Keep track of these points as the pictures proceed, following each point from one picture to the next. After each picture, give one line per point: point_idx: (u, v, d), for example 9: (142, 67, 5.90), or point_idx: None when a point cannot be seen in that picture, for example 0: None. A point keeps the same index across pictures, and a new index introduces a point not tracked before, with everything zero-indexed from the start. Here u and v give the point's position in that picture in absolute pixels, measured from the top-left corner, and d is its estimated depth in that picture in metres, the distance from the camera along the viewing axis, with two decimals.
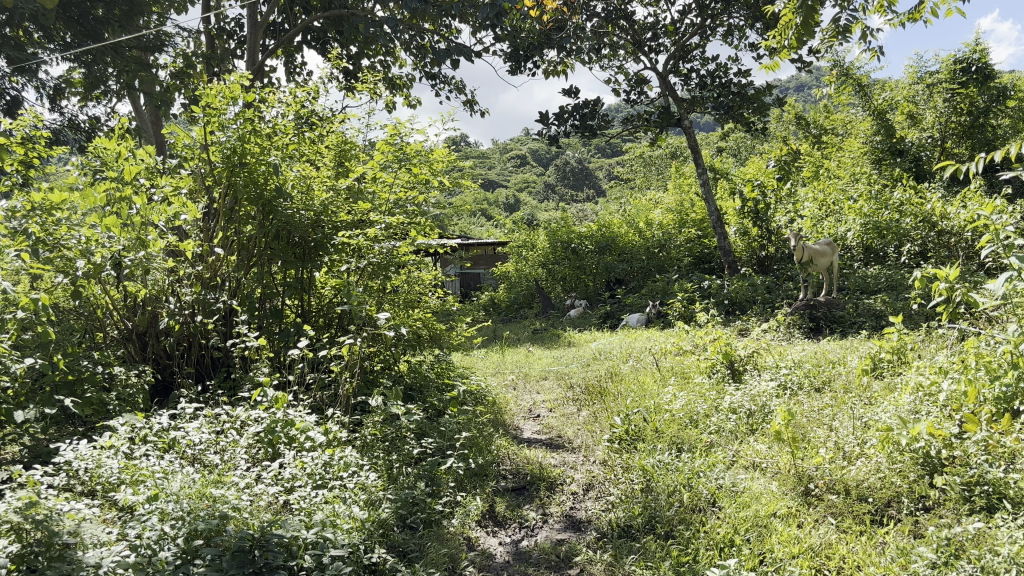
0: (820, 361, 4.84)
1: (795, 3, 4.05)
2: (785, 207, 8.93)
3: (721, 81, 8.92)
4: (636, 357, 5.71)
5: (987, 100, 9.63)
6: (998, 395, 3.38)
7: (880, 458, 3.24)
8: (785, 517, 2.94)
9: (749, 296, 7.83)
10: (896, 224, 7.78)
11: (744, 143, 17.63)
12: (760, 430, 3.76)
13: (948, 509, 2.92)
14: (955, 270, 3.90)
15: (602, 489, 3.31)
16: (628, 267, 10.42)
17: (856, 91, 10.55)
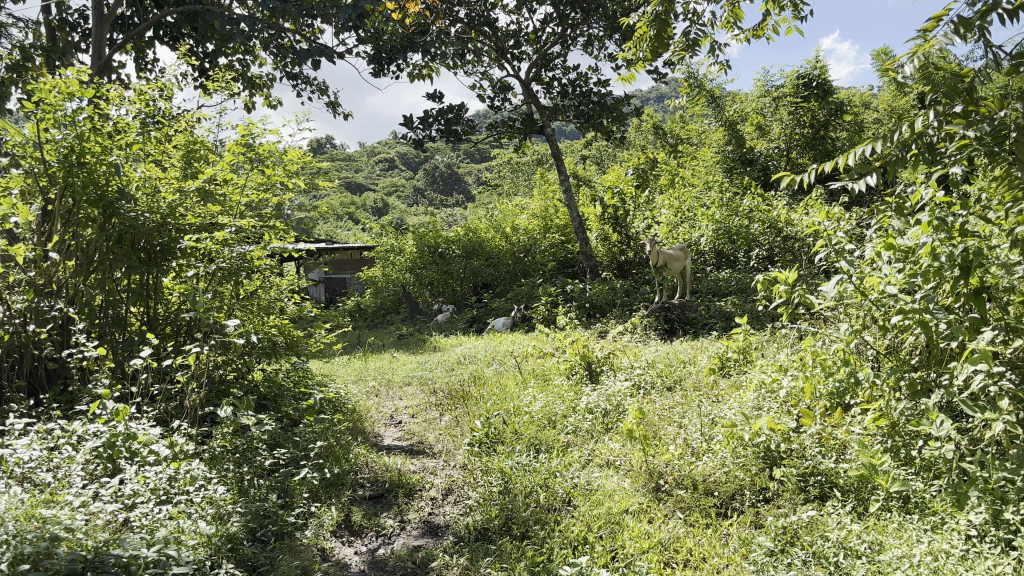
0: (672, 361, 5.03)
1: (648, 17, 4.20)
2: (642, 213, 9.22)
3: (582, 90, 9.13)
4: (499, 361, 5.75)
5: (827, 114, 10.25)
6: (831, 391, 3.69)
7: (725, 454, 3.41)
8: (636, 513, 3.04)
9: (610, 299, 8.03)
10: (744, 230, 8.28)
11: (606, 151, 18.14)
12: (615, 428, 3.89)
13: (786, 500, 3.10)
14: (793, 274, 4.13)
15: (461, 494, 3.31)
16: (494, 272, 10.52)
17: (709, 102, 11.03)
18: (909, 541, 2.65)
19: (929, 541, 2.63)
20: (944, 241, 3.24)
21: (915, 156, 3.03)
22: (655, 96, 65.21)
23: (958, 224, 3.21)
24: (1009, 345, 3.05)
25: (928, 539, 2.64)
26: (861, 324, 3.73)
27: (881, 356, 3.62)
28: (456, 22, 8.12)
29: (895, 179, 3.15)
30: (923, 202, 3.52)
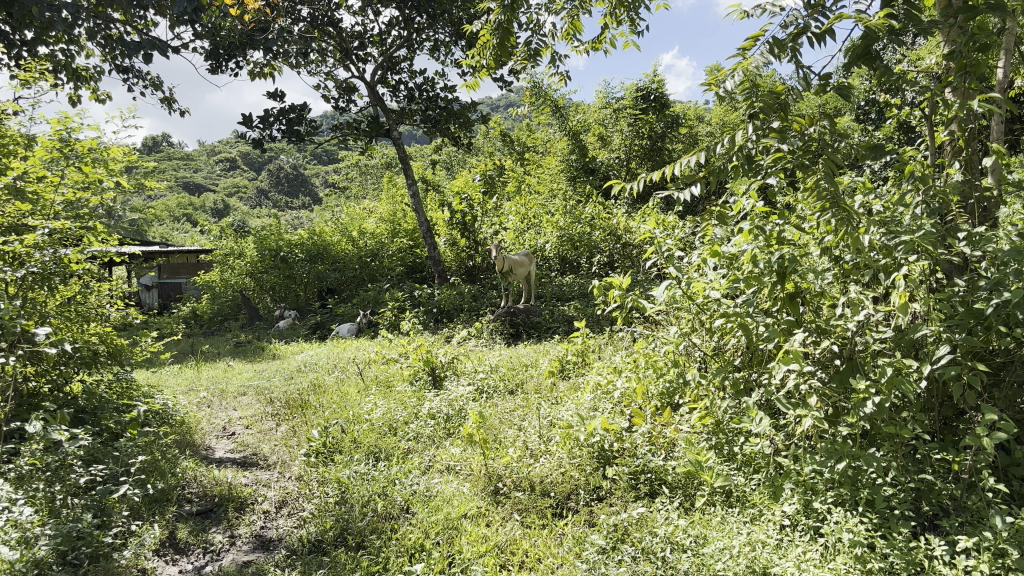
0: (514, 364, 5.09)
1: (490, 25, 4.25)
2: (489, 219, 9.31)
3: (428, 95, 9.11)
4: (341, 367, 5.63)
5: (664, 126, 10.80)
6: (662, 391, 3.90)
7: (562, 455, 3.50)
8: (474, 518, 3.05)
9: (457, 304, 8.05)
10: (587, 237, 8.57)
11: (455, 157, 18.27)
12: (456, 433, 3.91)
13: (618, 498, 3.20)
14: (627, 279, 4.27)
15: (295, 506, 3.23)
16: (340, 276, 10.33)
17: (553, 111, 11.31)
18: (730, 533, 2.80)
19: (748, 532, 2.80)
20: (763, 248, 3.46)
21: (736, 167, 3.26)
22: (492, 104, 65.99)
23: (775, 232, 3.44)
24: (818, 345, 3.30)
25: (747, 531, 2.80)
26: (690, 327, 3.91)
27: (709, 358, 3.81)
28: (298, 20, 7.91)
29: (719, 189, 3.34)
30: (743, 211, 3.74)
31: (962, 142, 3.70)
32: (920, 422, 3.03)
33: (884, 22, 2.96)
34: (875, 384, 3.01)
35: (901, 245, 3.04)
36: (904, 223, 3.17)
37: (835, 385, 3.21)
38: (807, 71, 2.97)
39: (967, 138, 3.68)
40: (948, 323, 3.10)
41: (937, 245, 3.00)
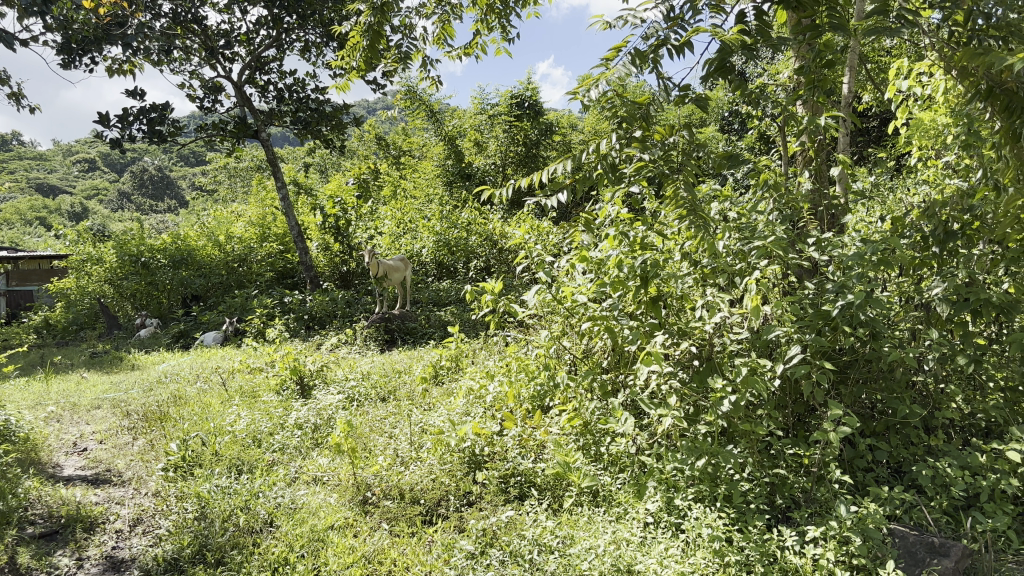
0: (386, 371, 5.03)
1: (360, 26, 4.19)
2: (364, 224, 9.17)
3: (299, 96, 8.90)
4: (204, 378, 5.41)
5: (538, 134, 10.98)
6: (533, 394, 3.94)
7: (433, 460, 3.47)
8: (341, 529, 2.99)
9: (329, 310, 7.87)
10: (463, 242, 8.59)
11: (329, 160, 17.99)
12: (324, 443, 3.84)
13: (488, 502, 3.21)
14: (499, 284, 4.28)
15: (150, 524, 3.08)
16: (205, 282, 9.87)
17: (428, 116, 11.27)
18: (596, 533, 2.85)
19: (613, 531, 2.86)
20: (628, 253, 3.56)
21: (600, 175, 3.35)
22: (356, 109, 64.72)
23: (639, 238, 3.55)
24: (679, 346, 3.43)
25: (612, 529, 2.86)
26: (559, 331, 3.97)
27: (579, 361, 3.88)
28: (159, 16, 7.57)
29: (584, 195, 3.42)
30: (609, 217, 3.84)
31: (811, 153, 3.93)
32: (773, 419, 3.19)
33: (736, 38, 3.12)
34: (731, 383, 3.15)
35: (755, 250, 3.20)
36: (757, 229, 3.34)
37: (695, 385, 3.34)
38: (667, 82, 3.09)
39: (815, 150, 3.90)
40: (798, 324, 3.27)
41: (786, 250, 3.18)
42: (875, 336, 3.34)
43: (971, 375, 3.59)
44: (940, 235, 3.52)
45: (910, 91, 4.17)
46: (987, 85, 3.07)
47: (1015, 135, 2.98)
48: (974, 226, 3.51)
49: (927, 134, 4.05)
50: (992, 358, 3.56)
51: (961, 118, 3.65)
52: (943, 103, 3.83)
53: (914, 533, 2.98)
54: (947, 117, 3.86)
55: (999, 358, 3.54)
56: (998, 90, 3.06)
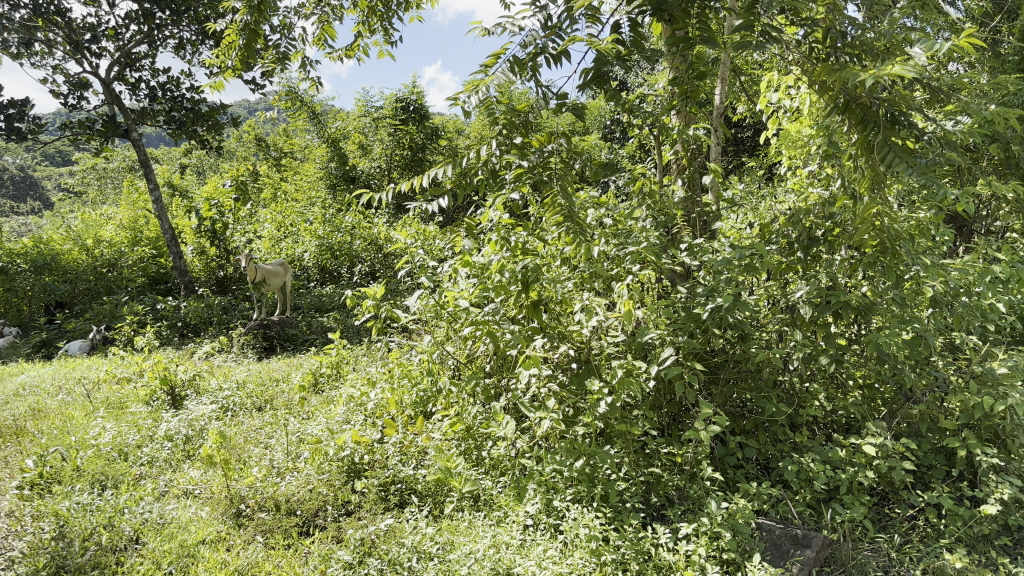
0: (263, 379, 4.89)
1: (237, 25, 4.07)
2: (242, 228, 8.89)
3: (172, 94, 8.55)
4: (66, 389, 5.12)
5: (423, 138, 11.00)
6: (415, 400, 3.91)
7: (310, 470, 3.40)
8: (213, 543, 2.89)
9: (205, 317, 7.60)
10: (347, 247, 8.48)
11: (207, 161, 17.46)
12: (196, 455, 3.71)
13: (367, 510, 3.16)
14: (380, 289, 4.22)
15: (3, 546, 2.89)
16: (71, 288, 9.33)
17: (310, 118, 11.07)
18: (475, 537, 2.85)
19: (493, 534, 2.86)
20: (509, 258, 3.58)
21: (480, 180, 3.37)
22: (235, 110, 62.96)
23: (519, 243, 3.58)
24: (558, 349, 3.48)
25: (492, 533, 2.87)
26: (441, 337, 3.96)
27: (462, 366, 3.88)
28: (17, 7, 7.14)
29: (463, 199, 3.42)
30: (489, 222, 3.86)
31: (685, 162, 4.06)
32: (649, 419, 3.28)
33: (611, 48, 3.20)
34: (608, 385, 3.22)
35: (630, 256, 3.29)
36: (633, 235, 3.43)
37: (574, 387, 3.40)
38: (544, 89, 3.14)
39: (689, 158, 4.04)
40: (672, 327, 3.38)
41: (659, 255, 3.28)
42: (744, 338, 3.48)
43: (832, 374, 3.79)
44: (804, 241, 3.70)
45: (776, 103, 4.38)
46: (845, 99, 3.25)
47: (870, 147, 3.17)
48: (834, 233, 3.71)
49: (793, 144, 4.25)
50: (851, 358, 3.77)
51: (822, 130, 3.86)
52: (806, 116, 4.04)
53: (780, 526, 3.12)
54: (810, 130, 4.07)
55: (857, 358, 3.76)
56: (854, 104, 3.25)
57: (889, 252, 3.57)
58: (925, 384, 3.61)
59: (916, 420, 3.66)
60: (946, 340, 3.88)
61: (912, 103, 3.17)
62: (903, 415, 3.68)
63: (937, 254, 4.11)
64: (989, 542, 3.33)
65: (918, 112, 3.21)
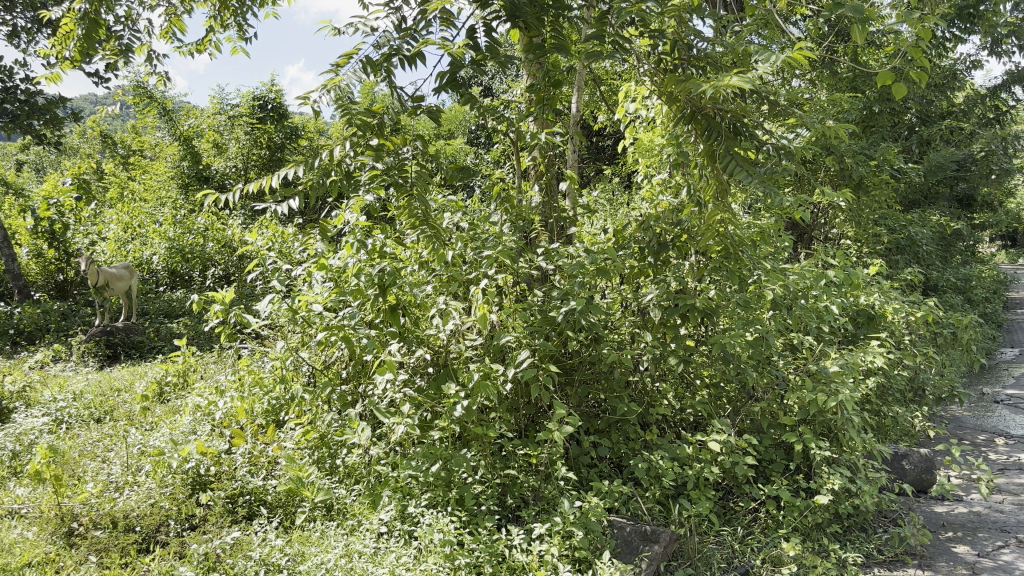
0: (102, 390, 4.61)
1: (75, 13, 3.83)
2: (85, 229, 8.38)
3: (5, 85, 7.94)
4: None
5: (282, 137, 10.73)
6: (266, 409, 3.79)
7: (151, 484, 3.23)
8: (40, 566, 2.69)
9: (41, 324, 7.11)
10: (199, 249, 8.17)
11: (45, 157, 16.40)
12: (23, 472, 3.45)
13: (212, 524, 3.03)
14: (230, 293, 4.07)
15: None
16: None
17: (160, 114, 10.59)
18: (327, 547, 2.78)
19: (345, 544, 2.80)
20: (365, 261, 3.52)
21: (333, 181, 3.29)
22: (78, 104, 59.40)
23: (376, 246, 3.53)
24: (415, 354, 3.45)
25: (344, 542, 2.80)
26: (295, 343, 3.85)
27: (316, 372, 3.79)
28: None
29: (316, 201, 3.34)
30: (344, 224, 3.79)
31: (542, 168, 4.12)
32: (505, 422, 3.30)
33: (465, 52, 3.21)
34: (464, 389, 3.22)
35: (486, 260, 3.31)
36: (490, 239, 3.45)
37: (430, 391, 3.37)
38: (398, 91, 3.11)
39: (546, 164, 4.09)
40: (528, 330, 3.41)
41: (515, 259, 3.31)
42: (598, 341, 3.56)
43: (681, 374, 3.93)
44: (654, 246, 3.82)
45: (632, 113, 4.51)
46: (691, 110, 3.38)
47: (714, 157, 3.31)
48: (682, 239, 3.86)
49: (646, 152, 4.39)
50: (699, 358, 3.92)
51: (672, 140, 4.00)
52: (658, 125, 4.18)
53: (630, 523, 3.20)
54: (661, 139, 4.21)
55: (705, 358, 3.91)
56: (699, 115, 3.38)
57: (732, 258, 3.74)
58: (765, 383, 3.81)
59: (757, 417, 3.85)
60: (785, 340, 4.10)
61: (752, 115, 3.33)
62: (746, 412, 3.87)
63: (777, 260, 4.35)
64: (821, 530, 3.55)
65: (757, 124, 3.38)
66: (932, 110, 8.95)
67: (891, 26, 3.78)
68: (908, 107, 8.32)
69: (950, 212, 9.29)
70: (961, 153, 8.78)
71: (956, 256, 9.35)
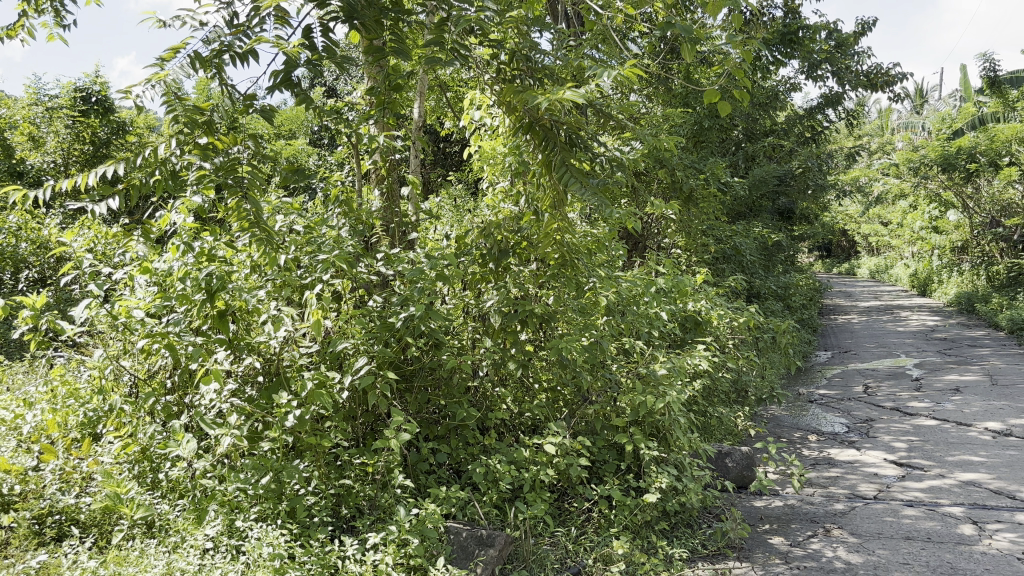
0: None
1: None
2: None
3: None
4: None
5: (107, 133, 10.12)
6: (82, 421, 3.52)
7: None
8: None
9: None
10: (10, 249, 7.55)
11: None
12: None
13: (16, 547, 2.81)
14: (42, 298, 3.77)
15: None
16: None
17: None
18: (146, 566, 2.62)
19: (166, 561, 2.64)
20: (193, 265, 3.35)
21: (157, 181, 3.12)
22: None
23: (205, 249, 3.36)
24: (245, 362, 3.32)
25: (165, 560, 2.64)
26: (115, 351, 3.63)
27: (139, 382, 3.57)
28: None
29: (137, 202, 3.16)
30: (171, 226, 3.60)
31: (383, 172, 4.07)
32: (340, 431, 3.23)
33: (300, 52, 3.13)
34: (297, 398, 3.13)
35: (320, 266, 3.23)
36: (326, 243, 3.38)
37: (261, 401, 3.25)
38: (228, 89, 2.99)
39: (387, 168, 4.05)
40: (365, 337, 3.36)
41: (351, 263, 3.25)
42: (436, 347, 3.56)
43: (519, 379, 3.99)
44: (495, 253, 3.85)
45: (476, 120, 4.54)
46: (528, 120, 3.43)
47: (550, 167, 3.37)
48: (522, 246, 3.91)
49: (487, 159, 4.43)
50: (537, 363, 3.98)
51: (513, 148, 4.06)
52: (501, 134, 4.23)
53: (466, 528, 3.22)
54: (502, 146, 4.27)
55: (543, 363, 3.99)
56: (536, 125, 3.43)
57: (569, 265, 3.83)
58: (598, 386, 3.93)
59: (591, 419, 3.96)
60: (619, 345, 4.24)
61: (586, 128, 3.43)
62: (581, 415, 3.97)
63: (612, 267, 4.50)
64: (650, 527, 3.69)
65: (592, 136, 3.48)
66: (756, 128, 9.54)
67: (718, 46, 3.99)
68: (734, 124, 8.85)
69: (772, 225, 9.94)
70: (781, 169, 9.41)
71: (777, 265, 10.02)
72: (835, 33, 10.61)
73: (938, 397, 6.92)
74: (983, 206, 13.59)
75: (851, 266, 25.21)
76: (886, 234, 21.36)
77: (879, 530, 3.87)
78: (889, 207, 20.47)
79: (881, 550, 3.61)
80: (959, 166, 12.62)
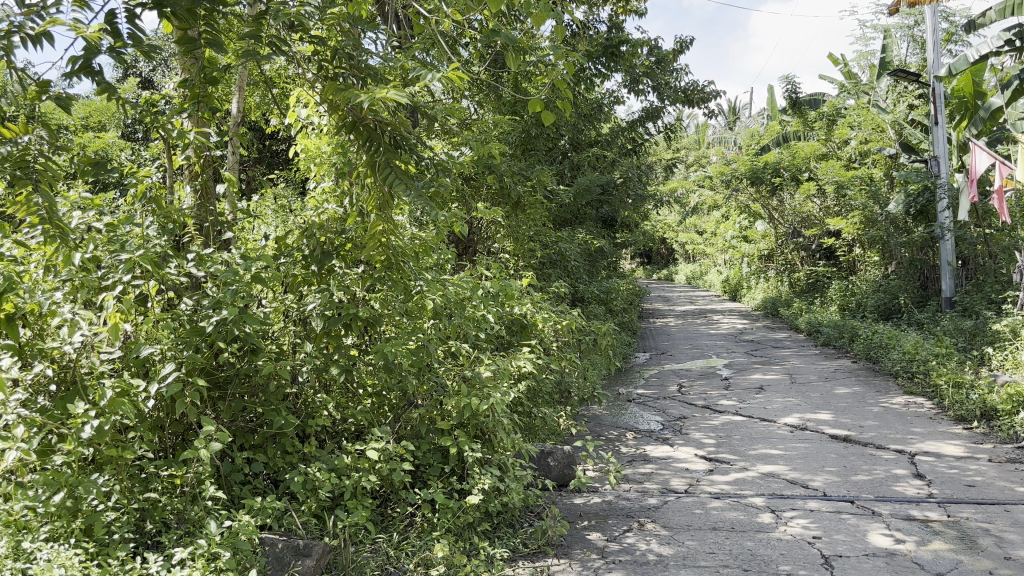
0: None
1: None
2: None
3: None
4: None
5: None
6: None
7: None
8: None
9: None
10: None
11: None
12: None
13: None
14: None
15: None
16: None
17: None
18: None
19: None
20: None
21: None
22: None
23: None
24: (36, 370, 3.04)
25: None
26: None
27: None
28: None
29: None
30: None
31: (197, 168, 3.86)
32: (145, 441, 3.04)
33: (101, 37, 2.92)
34: (96, 408, 2.91)
35: (124, 266, 3.02)
36: (131, 241, 3.17)
37: (55, 411, 3.00)
38: (17, 72, 2.74)
39: (201, 165, 3.85)
40: (174, 342, 3.18)
41: (159, 264, 3.07)
42: (253, 352, 3.42)
43: (343, 384, 3.90)
44: (317, 254, 3.74)
45: (301, 119, 4.40)
46: (351, 119, 3.36)
47: (375, 167, 3.32)
48: (346, 248, 3.83)
49: (311, 158, 4.31)
50: (361, 367, 3.91)
51: (338, 147, 3.96)
52: (326, 133, 4.12)
53: (281, 539, 3.11)
54: (327, 145, 4.16)
55: (367, 367, 3.92)
56: (360, 124, 3.37)
57: (394, 268, 3.79)
58: (424, 390, 3.90)
59: (416, 423, 3.93)
60: (445, 348, 4.24)
61: (411, 130, 3.40)
62: (405, 419, 3.93)
63: (439, 270, 4.49)
64: (472, 528, 3.71)
65: (418, 138, 3.46)
66: (581, 138, 9.85)
67: (542, 55, 4.07)
68: (559, 133, 9.10)
69: (595, 231, 10.28)
70: (603, 179, 9.76)
71: (599, 271, 10.38)
72: (655, 50, 11.13)
73: (744, 395, 7.39)
74: (785, 217, 14.67)
75: (670, 273, 26.52)
76: (702, 242, 22.62)
77: (688, 522, 4.08)
78: (703, 217, 21.72)
79: (689, 542, 3.81)
80: (766, 180, 13.52)
